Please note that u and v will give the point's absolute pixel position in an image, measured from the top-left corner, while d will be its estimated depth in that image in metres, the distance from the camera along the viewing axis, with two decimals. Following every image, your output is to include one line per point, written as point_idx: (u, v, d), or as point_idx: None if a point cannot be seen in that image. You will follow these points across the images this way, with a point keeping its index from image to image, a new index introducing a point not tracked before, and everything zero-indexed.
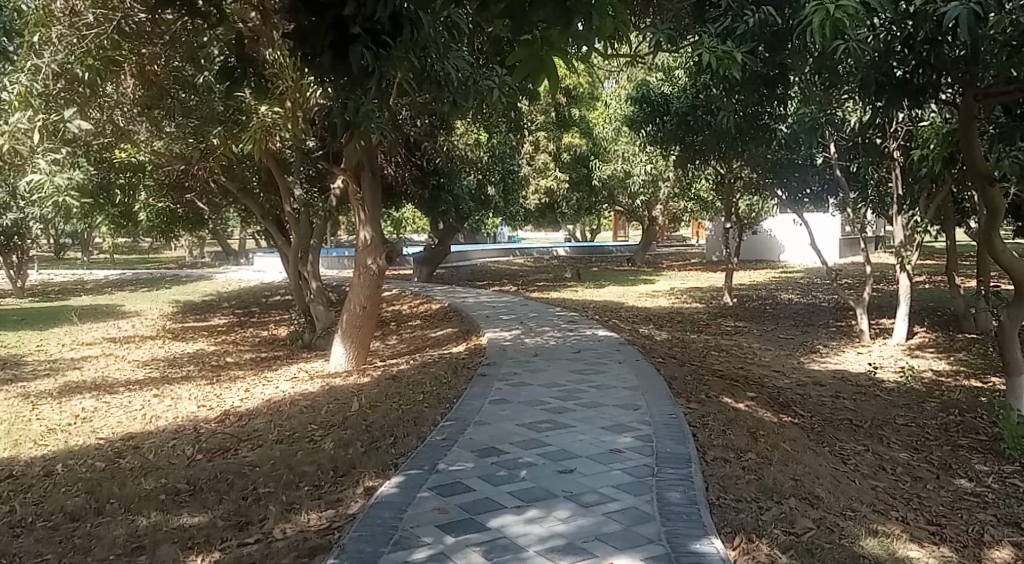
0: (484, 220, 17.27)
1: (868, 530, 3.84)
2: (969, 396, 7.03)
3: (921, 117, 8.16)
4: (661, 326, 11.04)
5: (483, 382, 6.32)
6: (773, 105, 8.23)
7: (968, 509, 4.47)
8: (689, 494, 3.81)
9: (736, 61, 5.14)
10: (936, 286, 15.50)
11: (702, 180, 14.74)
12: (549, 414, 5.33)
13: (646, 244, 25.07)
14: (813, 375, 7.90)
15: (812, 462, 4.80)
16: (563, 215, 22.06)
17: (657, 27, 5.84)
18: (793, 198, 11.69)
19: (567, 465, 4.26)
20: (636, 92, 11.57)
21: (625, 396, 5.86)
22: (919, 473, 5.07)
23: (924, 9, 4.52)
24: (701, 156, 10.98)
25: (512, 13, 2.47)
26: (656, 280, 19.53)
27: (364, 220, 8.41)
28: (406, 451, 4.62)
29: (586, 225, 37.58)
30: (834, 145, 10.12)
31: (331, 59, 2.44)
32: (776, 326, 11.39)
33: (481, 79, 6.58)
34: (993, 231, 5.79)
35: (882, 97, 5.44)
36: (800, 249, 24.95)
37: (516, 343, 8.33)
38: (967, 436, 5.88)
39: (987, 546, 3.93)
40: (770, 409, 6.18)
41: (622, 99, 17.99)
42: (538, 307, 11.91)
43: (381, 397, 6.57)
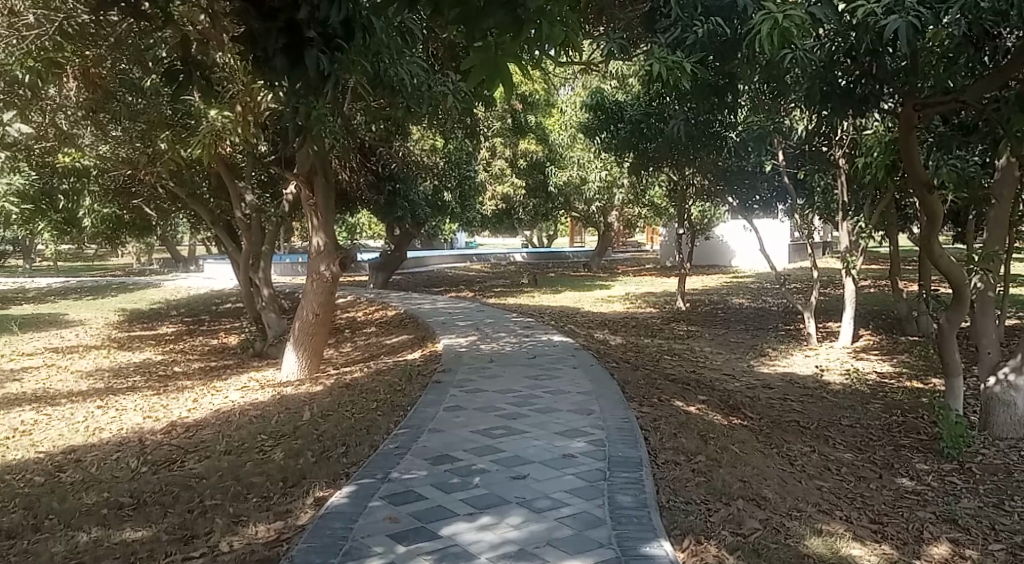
0: (440, 225, 17.21)
1: (813, 529, 3.93)
2: (911, 397, 7.25)
3: (865, 126, 8.40)
4: (617, 330, 11.17)
5: (439, 389, 6.29)
6: (724, 112, 8.40)
7: (908, 507, 4.60)
8: (640, 498, 3.85)
9: (687, 71, 5.25)
10: (881, 290, 15.97)
11: (655, 185, 14.89)
12: (504, 420, 5.33)
13: (603, 249, 25.30)
14: (763, 378, 8.07)
15: (760, 464, 4.89)
16: (519, 220, 22.11)
17: (610, 37, 5.92)
18: (744, 204, 11.92)
19: (520, 471, 4.27)
20: (591, 99, 11.68)
21: (579, 401, 5.90)
22: (862, 472, 5.21)
23: (865, 21, 4.67)
24: (654, 163, 11.15)
25: (466, 20, 2.55)
26: (612, 286, 19.70)
27: (316, 226, 8.31)
28: (358, 460, 4.56)
29: (544, 231, 37.81)
30: (782, 153, 10.34)
31: (285, 62, 2.39)
32: (728, 330, 11.60)
33: (435, 85, 6.58)
34: (932, 237, 5.95)
35: (827, 106, 5.62)
36: (750, 255, 25.46)
37: (472, 349, 8.32)
38: (908, 436, 6.06)
39: (925, 543, 4.05)
40: (720, 412, 6.27)
41: (577, 106, 18.04)
42: (495, 312, 11.92)
43: (334, 405, 6.50)
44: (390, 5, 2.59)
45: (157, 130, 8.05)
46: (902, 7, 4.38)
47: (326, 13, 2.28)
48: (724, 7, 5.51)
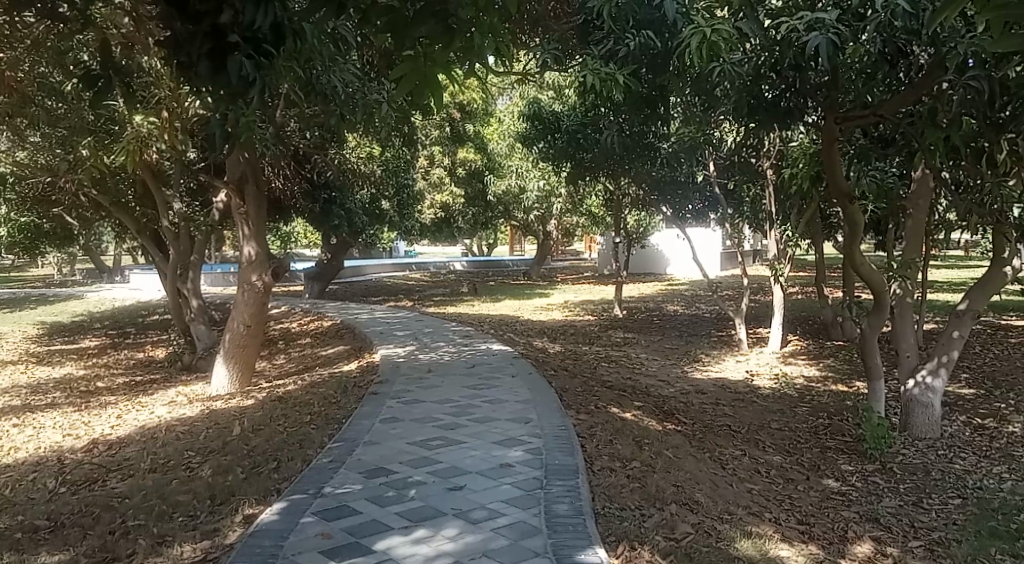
0: (378, 234, 17.02)
1: (743, 532, 4.02)
2: (836, 400, 7.50)
3: (791, 138, 8.69)
4: (555, 339, 11.24)
5: (374, 400, 6.21)
6: (657, 124, 8.56)
7: (834, 507, 4.75)
8: (576, 505, 3.87)
9: (619, 83, 5.33)
10: (808, 296, 16.52)
11: (592, 195, 15.05)
12: (441, 431, 5.29)
13: (541, 258, 25.47)
14: (696, 384, 8.22)
15: (692, 468, 4.97)
16: (458, 229, 22.06)
17: (544, 48, 5.98)
18: (678, 215, 12.09)
19: (457, 482, 4.24)
20: (529, 109, 11.76)
21: (517, 410, 5.90)
22: (791, 474, 5.36)
23: (788, 37, 4.84)
24: (590, 173, 11.29)
25: (394, 28, 2.57)
26: (551, 294, 19.84)
27: (248, 235, 8.12)
28: (290, 475, 4.46)
29: (484, 240, 37.87)
30: (712, 164, 10.60)
31: (208, 69, 2.33)
32: (663, 336, 11.80)
33: (369, 93, 6.51)
34: (854, 245, 6.18)
35: (755, 118, 5.75)
36: (684, 263, 26.03)
37: (409, 359, 8.25)
38: (834, 438, 6.26)
39: (849, 542, 4.19)
40: (655, 418, 6.36)
41: (516, 116, 18.10)
42: (433, 322, 11.85)
43: (265, 420, 6.34)
44: (319, 12, 2.56)
45: (78, 136, 7.74)
46: (823, 25, 4.56)
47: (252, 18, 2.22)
48: (655, 21, 5.62)
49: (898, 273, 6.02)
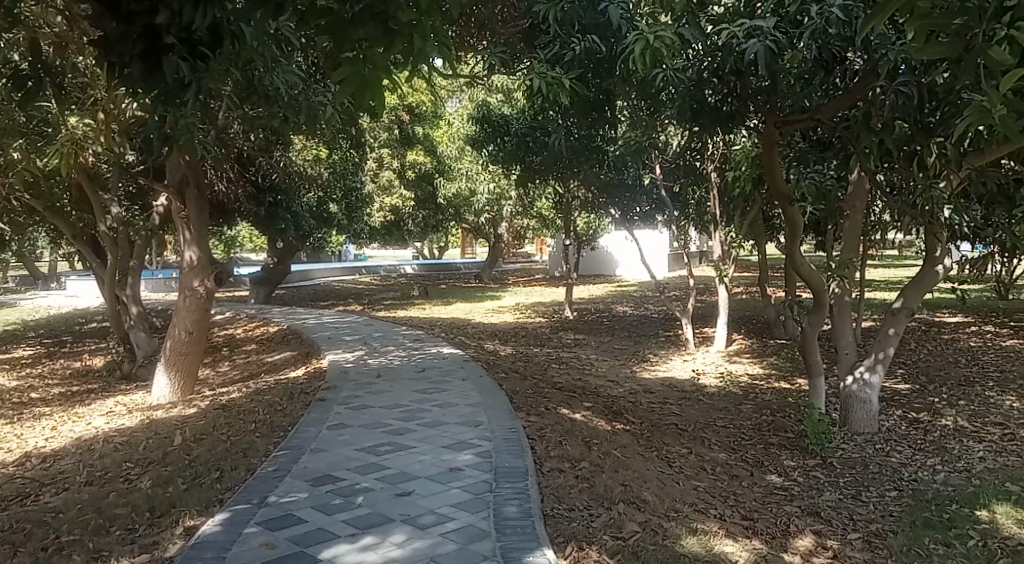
0: (326, 238, 16.78)
1: (689, 529, 4.08)
2: (779, 397, 7.68)
3: (734, 141, 8.88)
4: (506, 341, 11.24)
5: (322, 406, 6.12)
6: (605, 127, 8.65)
7: (777, 502, 4.86)
8: (525, 507, 3.88)
9: (565, 88, 5.36)
10: (752, 296, 16.89)
11: (542, 197, 15.13)
12: (390, 436, 5.25)
13: (493, 261, 25.48)
14: (644, 384, 8.32)
15: (640, 467, 5.03)
16: (409, 232, 21.92)
17: (490, 51, 5.98)
18: (626, 217, 12.26)
19: (405, 487, 4.21)
20: (477, 112, 11.76)
21: (467, 413, 5.89)
22: (736, 471, 5.47)
23: (729, 44, 5.02)
24: (539, 175, 11.34)
25: (334, 30, 2.57)
26: (502, 296, 19.86)
27: (189, 239, 7.93)
28: (233, 485, 4.37)
29: (435, 243, 37.70)
30: (659, 167, 10.76)
31: (142, 70, 2.27)
32: (613, 337, 11.91)
33: (313, 95, 6.42)
34: (794, 246, 6.33)
35: (698, 122, 5.91)
36: (633, 264, 26.33)
37: (358, 364, 8.16)
38: (777, 435, 6.41)
39: (792, 536, 4.29)
40: (604, 418, 6.42)
41: (465, 118, 18.08)
42: (383, 326, 11.75)
43: (208, 429, 6.19)
44: (257, 14, 2.51)
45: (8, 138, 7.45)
46: (761, 32, 4.72)
47: (190, 19, 2.17)
48: (600, 25, 5.61)
49: (837, 272, 6.19)
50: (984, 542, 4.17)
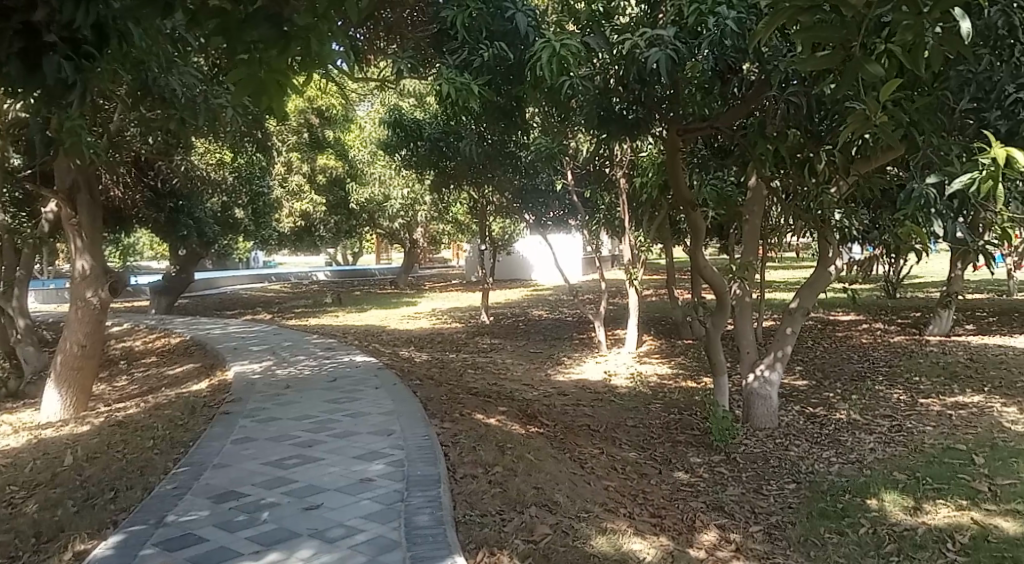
0: (232, 244, 16.23)
1: (598, 529, 4.15)
2: (686, 396, 7.92)
3: (641, 148, 9.11)
4: (421, 347, 11.17)
5: (226, 420, 5.91)
6: (516, 133, 8.73)
7: (683, 499, 5.00)
8: (437, 515, 3.85)
9: (474, 94, 5.35)
10: (662, 299, 17.34)
11: (457, 203, 15.11)
12: (298, 448, 5.12)
13: (408, 266, 25.28)
14: (558, 387, 8.41)
15: (552, 470, 5.07)
16: (320, 238, 21.47)
17: (398, 56, 5.93)
18: (539, 222, 12.37)
19: (314, 500, 4.11)
20: (389, 117, 11.65)
21: (380, 422, 5.81)
22: (645, 469, 5.60)
23: (632, 53, 5.10)
24: (453, 181, 11.32)
25: (227, 32, 2.48)
26: (417, 302, 19.70)
27: (81, 249, 7.53)
28: (129, 506, 4.16)
29: (349, 249, 37.06)
30: (570, 172, 10.93)
31: (18, 69, 2.12)
32: (527, 341, 12.00)
33: (214, 96, 6.20)
34: (697, 249, 6.54)
35: (606, 130, 5.93)
36: (547, 268, 26.63)
37: (265, 375, 7.93)
38: (684, 432, 6.60)
39: (697, 532, 4.42)
40: (519, 421, 6.46)
41: (377, 123, 17.86)
42: (293, 335, 11.45)
43: (102, 447, 5.88)
44: (145, 14, 2.40)
45: None
46: (662, 41, 4.89)
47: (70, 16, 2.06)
48: (507, 33, 5.69)
49: (737, 275, 6.42)
50: (873, 529, 4.40)
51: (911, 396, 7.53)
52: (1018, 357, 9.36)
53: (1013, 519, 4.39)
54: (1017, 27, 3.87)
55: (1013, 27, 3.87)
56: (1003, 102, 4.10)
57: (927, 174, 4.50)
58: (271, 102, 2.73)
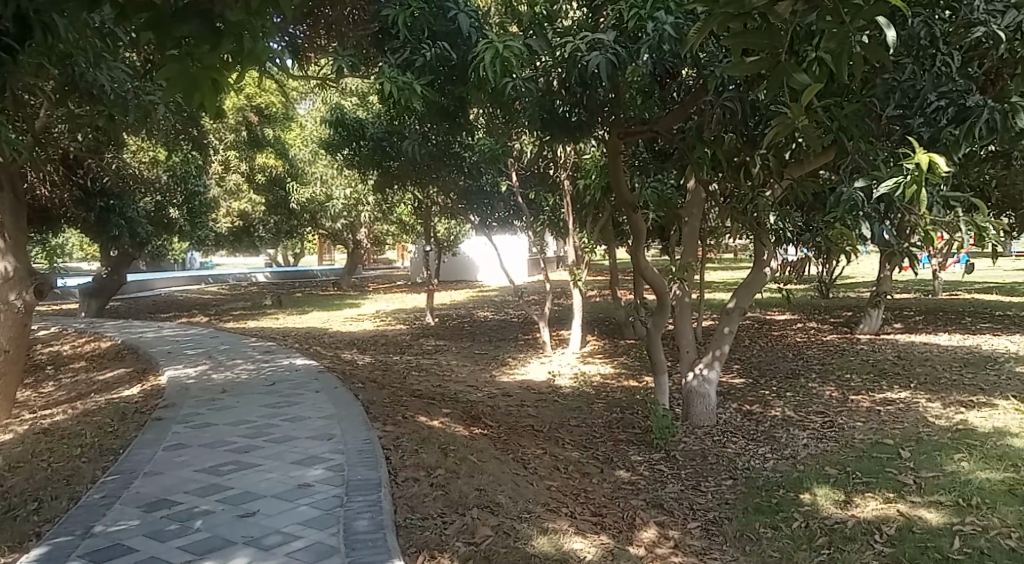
0: (167, 245, 15.75)
1: (540, 529, 4.16)
2: (628, 395, 8.02)
3: (584, 150, 9.20)
4: (364, 349, 11.04)
5: (159, 426, 5.74)
6: (460, 134, 8.71)
7: (624, 497, 5.06)
8: (377, 520, 3.80)
9: (416, 93, 5.30)
10: (605, 299, 17.53)
11: (401, 203, 15.00)
12: (234, 454, 5.00)
13: (351, 268, 24.97)
14: (502, 388, 8.42)
15: (494, 471, 5.06)
16: (260, 238, 21.01)
17: (338, 53, 5.84)
18: (484, 223, 12.35)
19: (249, 507, 4.02)
20: (331, 116, 11.48)
21: (320, 426, 5.72)
22: (587, 468, 5.65)
23: (573, 56, 5.16)
24: (396, 181, 11.23)
25: (155, 26, 2.39)
26: (361, 303, 19.48)
27: (3, 249, 7.18)
28: (54, 517, 4.00)
29: (290, 250, 36.40)
30: (514, 174, 10.96)
31: None
32: (472, 342, 11.99)
33: (145, 93, 6.02)
34: (638, 251, 6.63)
35: (548, 132, 6.01)
36: (492, 269, 26.64)
37: (201, 379, 7.72)
38: (626, 431, 6.69)
39: (637, 529, 4.48)
40: (462, 423, 6.43)
41: (318, 121, 17.59)
42: (230, 338, 11.18)
43: (26, 456, 5.64)
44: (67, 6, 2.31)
45: None
46: (602, 45, 4.96)
47: None
48: (450, 33, 5.66)
49: (677, 276, 6.53)
50: (806, 523, 4.52)
51: (843, 393, 7.77)
52: (942, 354, 9.77)
53: (936, 511, 4.57)
54: (938, 38, 4.10)
55: (935, 37, 4.11)
56: (925, 111, 4.21)
57: (856, 178, 4.65)
58: (202, 100, 2.65)
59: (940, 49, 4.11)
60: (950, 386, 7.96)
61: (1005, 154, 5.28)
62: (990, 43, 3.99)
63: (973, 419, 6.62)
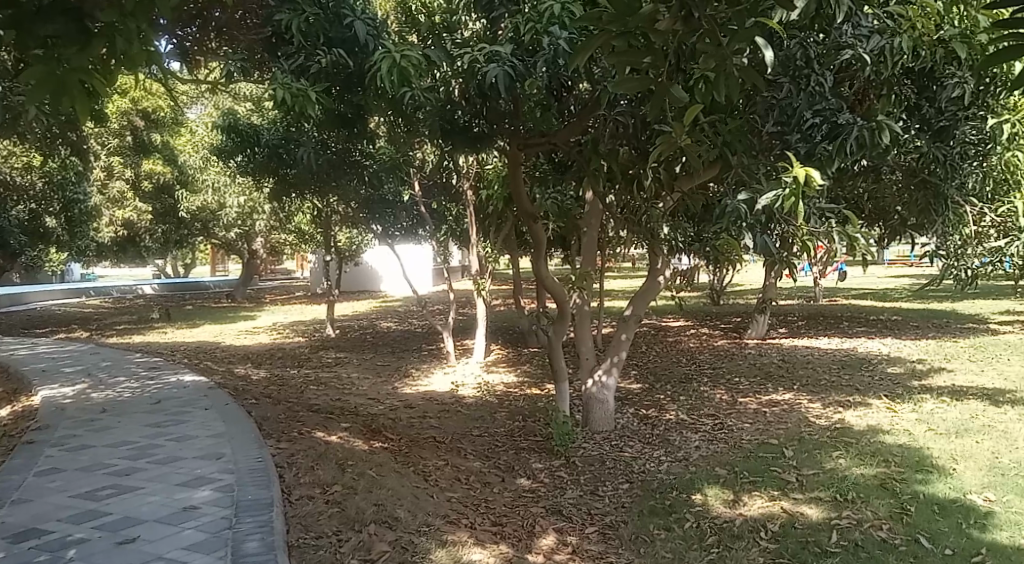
0: (43, 255, 14.75)
1: (439, 542, 4.13)
2: (530, 403, 8.09)
3: (486, 160, 9.23)
4: (260, 363, 10.68)
5: (30, 450, 5.35)
6: (360, 142, 8.58)
7: (524, 505, 5.09)
8: (268, 541, 3.67)
9: (311, 100, 5.16)
10: (509, 308, 17.67)
11: (299, 212, 14.62)
12: (114, 478, 4.73)
13: (247, 278, 24.16)
14: (404, 399, 8.33)
15: (394, 485, 4.98)
16: (148, 248, 19.99)
17: (229, 58, 5.65)
18: (386, 233, 12.22)
19: (130, 533, 3.80)
20: (223, 121, 11.07)
21: (209, 445, 5.48)
22: (488, 478, 5.66)
23: (471, 67, 5.18)
24: (293, 190, 10.93)
25: (16, 24, 2.25)
26: (258, 315, 18.84)
27: None
28: None
29: (181, 260, 34.84)
30: (416, 183, 10.87)
31: None
32: (374, 354, 11.82)
33: (14, 94, 5.63)
34: (539, 261, 6.70)
35: (449, 140, 5.88)
36: (396, 279, 26.33)
37: (79, 399, 7.26)
38: (527, 439, 6.74)
39: (536, 537, 4.51)
40: (362, 437, 6.31)
41: (210, 126, 16.91)
42: (113, 353, 10.57)
43: None
44: None
45: None
46: (500, 58, 4.99)
47: None
48: (346, 40, 5.57)
49: (576, 285, 6.65)
50: (697, 523, 4.67)
51: (733, 396, 8.10)
52: (822, 357, 10.35)
53: (816, 506, 4.82)
54: (812, 59, 4.32)
55: (809, 59, 4.33)
56: (802, 127, 4.42)
57: (740, 191, 4.87)
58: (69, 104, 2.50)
59: (814, 70, 4.32)
60: (830, 386, 8.44)
61: (874, 169, 5.64)
62: (859, 64, 4.26)
63: (849, 417, 7.04)
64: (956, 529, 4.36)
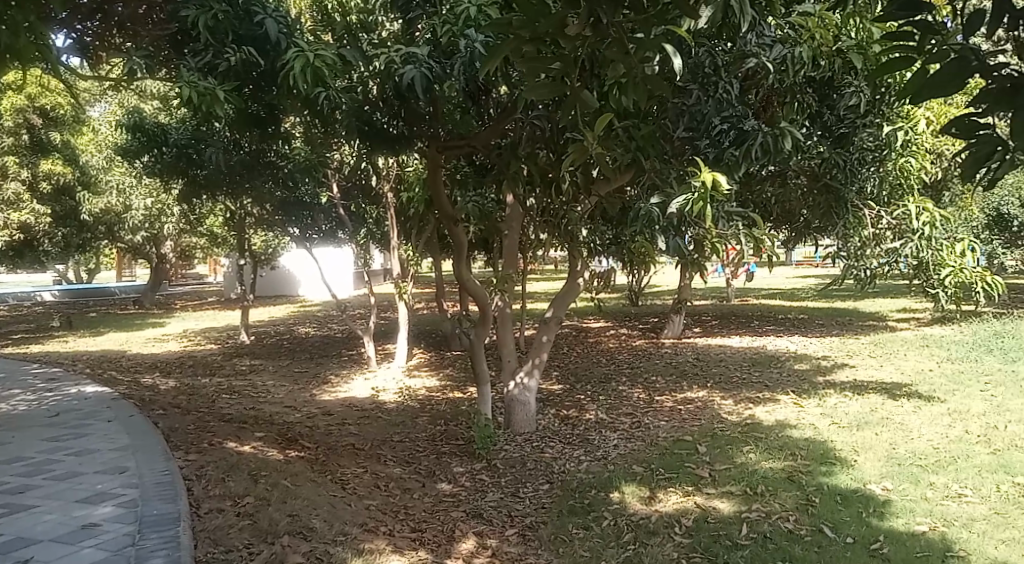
0: None
1: (355, 551, 4.06)
2: (452, 407, 8.05)
3: (405, 162, 9.13)
4: (169, 373, 10.26)
5: None
6: (275, 143, 8.35)
7: (444, 510, 5.05)
8: (173, 557, 3.52)
9: (220, 99, 4.98)
10: (431, 311, 17.54)
11: (211, 214, 14.13)
12: (5, 497, 4.44)
13: (156, 283, 23.19)
14: (322, 406, 8.15)
15: (310, 494, 4.86)
16: (48, 252, 18.92)
17: (132, 54, 5.40)
18: (303, 236, 11.94)
19: (22, 555, 3.59)
20: (127, 119, 10.58)
21: (111, 459, 5.22)
22: (408, 484, 5.59)
23: (388, 67, 5.11)
24: (205, 191, 10.55)
25: None
26: (167, 322, 18.10)
27: None
28: None
29: (83, 265, 33.14)
30: (334, 185, 10.66)
31: None
32: (291, 360, 11.52)
33: None
34: (460, 264, 6.66)
35: (367, 143, 5.81)
36: (317, 283, 25.80)
37: None
38: (448, 443, 6.70)
39: (456, 541, 4.49)
40: (277, 446, 6.14)
41: (114, 125, 16.15)
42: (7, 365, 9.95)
43: None
44: None
45: None
46: (416, 59, 4.94)
47: None
48: (257, 38, 5.41)
49: (498, 287, 6.65)
50: (614, 521, 4.74)
51: (650, 395, 8.27)
52: (734, 355, 10.68)
53: (728, 500, 4.97)
54: (720, 67, 4.46)
55: (716, 67, 4.48)
56: (710, 133, 4.55)
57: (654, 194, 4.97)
58: None
59: (722, 78, 4.47)
60: (742, 384, 8.72)
61: (780, 174, 5.86)
62: (763, 72, 4.42)
63: (759, 413, 7.30)
64: (857, 518, 4.57)
